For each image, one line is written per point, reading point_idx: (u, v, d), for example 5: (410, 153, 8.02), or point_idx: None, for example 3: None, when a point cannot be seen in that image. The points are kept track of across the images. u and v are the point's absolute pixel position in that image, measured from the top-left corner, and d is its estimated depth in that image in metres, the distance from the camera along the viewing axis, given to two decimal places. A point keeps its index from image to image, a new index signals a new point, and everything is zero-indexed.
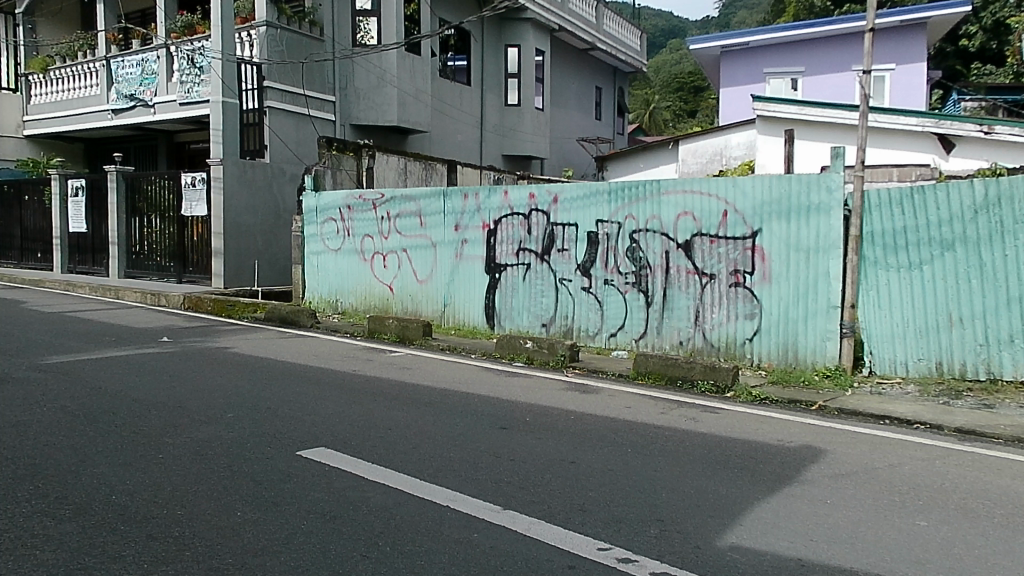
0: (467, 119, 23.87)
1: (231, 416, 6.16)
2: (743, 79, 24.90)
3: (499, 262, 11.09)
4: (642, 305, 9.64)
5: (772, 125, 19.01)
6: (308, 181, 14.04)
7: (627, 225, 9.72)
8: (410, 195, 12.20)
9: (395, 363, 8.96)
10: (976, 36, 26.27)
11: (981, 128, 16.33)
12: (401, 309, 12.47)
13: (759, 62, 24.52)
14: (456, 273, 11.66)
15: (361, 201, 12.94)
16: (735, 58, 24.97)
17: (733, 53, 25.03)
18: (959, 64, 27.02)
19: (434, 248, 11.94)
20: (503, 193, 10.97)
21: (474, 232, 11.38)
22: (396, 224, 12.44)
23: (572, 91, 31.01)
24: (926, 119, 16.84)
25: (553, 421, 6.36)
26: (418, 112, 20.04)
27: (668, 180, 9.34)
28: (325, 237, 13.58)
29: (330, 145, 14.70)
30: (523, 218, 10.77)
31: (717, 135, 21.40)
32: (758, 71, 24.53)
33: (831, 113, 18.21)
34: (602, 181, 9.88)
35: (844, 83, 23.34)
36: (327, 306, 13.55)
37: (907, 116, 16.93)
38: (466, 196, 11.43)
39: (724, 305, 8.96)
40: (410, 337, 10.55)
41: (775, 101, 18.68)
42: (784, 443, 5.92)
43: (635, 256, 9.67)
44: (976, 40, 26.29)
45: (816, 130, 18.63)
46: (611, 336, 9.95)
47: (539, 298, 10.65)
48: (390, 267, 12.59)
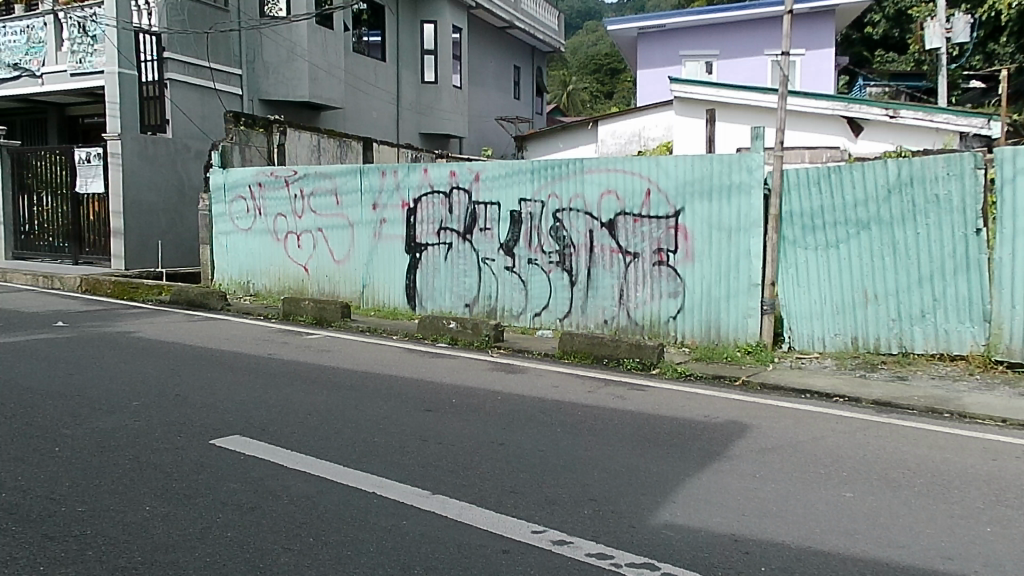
0: (383, 96, 23.30)
1: (134, 404, 5.72)
2: (660, 61, 25.10)
3: (420, 241, 10.81)
4: (567, 284, 9.56)
5: (689, 106, 19.34)
6: (216, 156, 13.35)
7: (550, 204, 9.59)
8: (325, 172, 11.74)
9: (312, 346, 8.59)
10: (880, 24, 27.32)
11: (887, 112, 17.06)
12: (318, 291, 12.04)
13: (675, 45, 24.81)
14: (375, 253, 11.31)
15: (273, 178, 12.39)
16: (652, 41, 25.12)
17: (649, 35, 25.23)
18: (864, 51, 28.24)
19: (351, 227, 11.55)
20: (422, 171, 10.67)
21: (393, 211, 11.04)
22: (311, 203, 11.97)
23: (490, 70, 30.74)
24: (836, 103, 17.37)
25: (480, 402, 6.17)
26: (331, 87, 19.43)
27: (591, 158, 9.24)
28: (235, 217, 12.97)
29: (238, 120, 13.82)
30: (444, 197, 10.50)
31: (634, 117, 21.57)
32: (674, 53, 24.82)
33: (744, 96, 18.52)
34: (524, 159, 9.71)
35: (756, 67, 23.90)
36: (239, 288, 12.96)
37: (818, 99, 17.44)
38: (384, 174, 11.07)
39: (648, 284, 8.97)
40: (328, 318, 10.17)
41: (692, 84, 18.92)
42: (711, 418, 5.92)
43: (559, 235, 9.56)
44: (881, 28, 27.32)
45: (730, 112, 19.00)
46: (535, 316, 9.84)
47: (462, 278, 10.43)
48: (306, 247, 12.12)
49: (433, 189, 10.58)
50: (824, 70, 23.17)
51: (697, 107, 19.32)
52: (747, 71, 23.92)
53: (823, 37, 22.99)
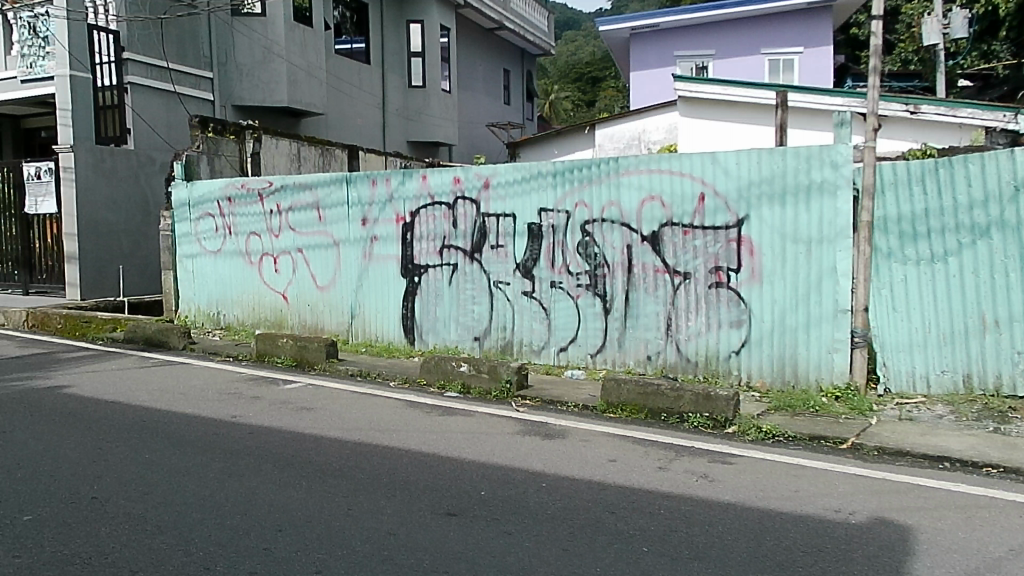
0: (369, 101, 21.58)
1: (29, 521, 3.96)
2: (654, 62, 23.49)
3: (418, 262, 9.10)
4: (600, 313, 7.89)
5: (694, 107, 17.70)
6: (178, 168, 11.56)
7: (578, 215, 7.91)
8: (304, 183, 10.03)
9: (289, 401, 6.85)
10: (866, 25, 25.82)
11: (907, 107, 15.36)
12: (298, 324, 10.29)
13: (670, 44, 23.17)
14: (365, 278, 9.58)
15: (244, 191, 10.66)
16: (645, 42, 23.47)
17: (642, 35, 23.55)
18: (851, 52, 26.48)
19: (336, 247, 9.82)
20: (420, 179, 8.98)
21: (386, 228, 9.32)
22: (288, 219, 10.24)
23: (480, 74, 29.08)
24: (853, 99, 15.53)
25: (520, 495, 4.46)
26: (312, 91, 17.69)
27: (628, 157, 7.58)
28: (201, 237, 11.20)
29: (205, 127, 12.06)
30: (446, 208, 8.79)
31: (632, 119, 19.86)
32: (668, 54, 23.18)
33: (754, 94, 16.84)
34: (545, 160, 8.04)
35: (751, 65, 22.27)
36: (208, 320, 11.20)
37: (832, 96, 15.64)
38: (375, 183, 9.36)
39: (703, 311, 7.31)
40: (311, 360, 8.42)
41: (699, 82, 17.25)
42: (845, 514, 4.23)
43: (589, 252, 7.88)
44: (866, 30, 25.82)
45: (739, 112, 17.37)
46: (561, 352, 8.15)
47: (469, 305, 8.72)
48: (283, 271, 10.37)
49: (434, 199, 8.87)
50: (825, 66, 21.72)
51: (703, 108, 17.70)
52: (744, 71, 22.25)
53: (822, 33, 21.56)
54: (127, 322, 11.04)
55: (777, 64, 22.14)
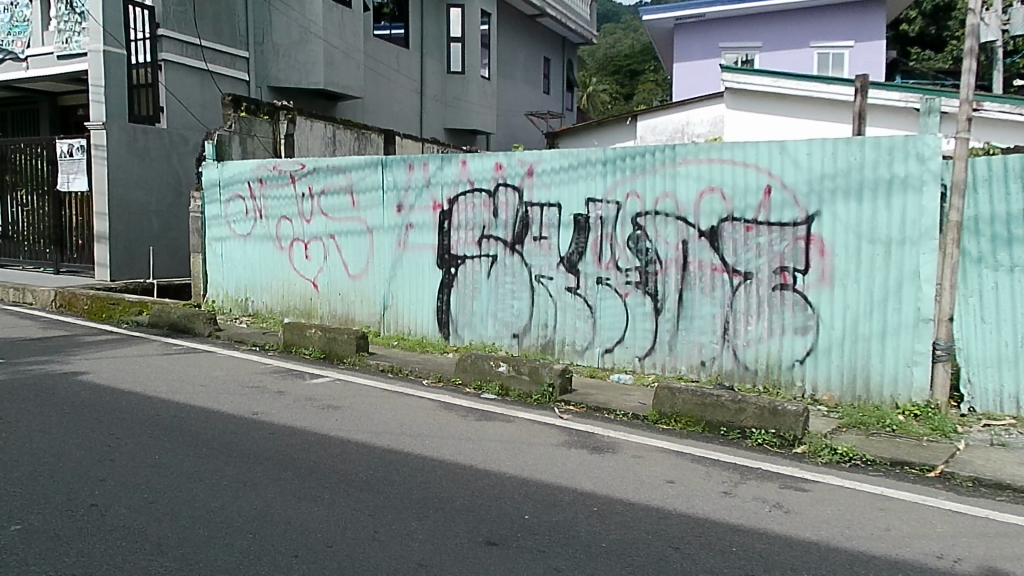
0: (407, 86, 21.11)
1: (20, 533, 3.53)
2: (698, 54, 22.61)
3: (456, 253, 8.58)
4: (650, 313, 7.31)
5: (742, 99, 16.87)
6: (209, 146, 11.14)
7: (629, 206, 7.33)
8: (338, 165, 9.55)
9: (315, 398, 6.39)
10: (916, 21, 24.73)
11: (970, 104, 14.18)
12: (328, 313, 9.85)
13: (715, 36, 22.15)
14: (398, 268, 9.10)
15: (275, 173, 10.23)
16: (690, 33, 22.64)
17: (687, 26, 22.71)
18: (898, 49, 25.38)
19: (370, 234, 9.33)
20: (460, 164, 8.44)
21: (423, 216, 8.81)
22: (320, 203, 9.78)
23: (520, 62, 28.50)
24: (912, 94, 14.24)
25: (568, 521, 3.94)
26: (349, 74, 17.27)
27: (687, 145, 6.97)
28: (232, 220, 10.81)
29: (238, 106, 11.67)
30: (487, 196, 8.26)
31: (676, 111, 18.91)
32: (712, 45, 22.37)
33: (805, 87, 15.96)
34: (595, 146, 7.47)
35: (800, 58, 21.30)
36: (236, 306, 10.81)
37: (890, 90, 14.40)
38: (412, 168, 8.85)
39: (765, 315, 6.70)
40: (340, 353, 7.95)
41: (748, 73, 16.43)
42: (947, 561, 3.65)
43: (640, 247, 7.30)
44: (917, 24, 24.73)
45: (787, 106, 16.51)
46: (606, 353, 7.60)
47: (509, 300, 8.20)
48: (314, 257, 9.93)
49: (474, 186, 8.34)
50: (876, 61, 20.70)
51: (751, 100, 16.85)
52: (791, 64, 21.31)
53: (874, 27, 20.59)
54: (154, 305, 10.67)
55: (826, 58, 21.15)
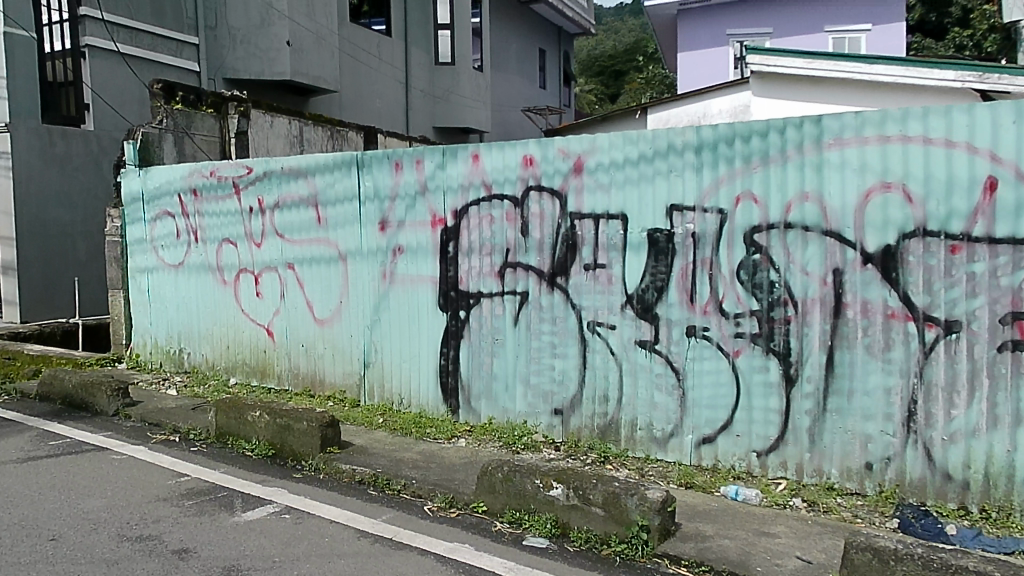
0: (390, 78, 18.38)
1: None
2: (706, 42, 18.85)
3: (465, 288, 5.91)
4: (777, 384, 4.71)
5: (772, 84, 11.90)
6: (130, 149, 8.25)
7: (740, 216, 4.74)
8: (297, 168, 6.84)
9: (239, 569, 3.65)
10: (914, 8, 20.84)
11: None
12: (287, 374, 7.14)
13: (723, 20, 18.52)
14: (384, 311, 6.42)
15: (212, 181, 7.47)
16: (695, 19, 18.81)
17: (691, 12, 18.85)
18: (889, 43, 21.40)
19: (343, 263, 6.63)
20: (471, 159, 5.80)
21: (417, 237, 6.14)
22: (273, 219, 7.06)
23: (513, 53, 25.85)
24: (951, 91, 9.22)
25: None
26: (320, 62, 14.53)
27: (841, 116, 4.37)
28: (159, 244, 7.95)
29: (170, 95, 8.82)
30: (511, 205, 5.63)
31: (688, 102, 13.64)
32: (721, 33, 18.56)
33: (847, 67, 11.05)
34: (683, 125, 4.88)
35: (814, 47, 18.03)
36: (168, 361, 8.04)
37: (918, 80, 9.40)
38: (401, 168, 6.17)
39: (985, 393, 4.10)
40: (298, 451, 5.27)
41: (777, 52, 11.48)
42: None
43: (759, 280, 4.71)
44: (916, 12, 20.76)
45: (829, 92, 11.58)
46: (705, 443, 5.00)
47: (550, 359, 5.55)
48: (267, 296, 7.21)
49: (492, 190, 5.71)
50: (897, 48, 17.36)
51: (783, 85, 11.90)
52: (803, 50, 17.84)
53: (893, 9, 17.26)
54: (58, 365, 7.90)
55: (841, 43, 17.73)
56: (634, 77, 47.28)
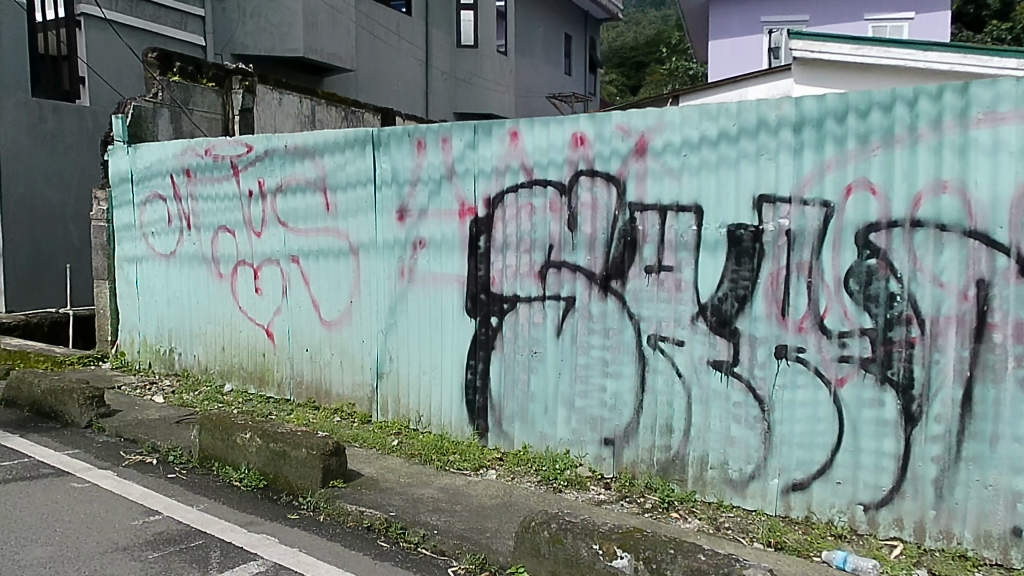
0: (409, 59, 17.41)
1: None
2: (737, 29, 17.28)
3: (499, 290, 4.98)
4: (894, 422, 3.78)
5: (815, 72, 10.26)
6: (118, 122, 7.40)
7: (851, 211, 3.81)
8: (303, 146, 5.91)
9: None
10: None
11: None
12: (288, 382, 6.23)
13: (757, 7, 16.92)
14: (401, 315, 5.49)
15: (209, 160, 6.55)
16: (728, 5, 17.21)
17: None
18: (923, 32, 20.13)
19: (355, 257, 5.70)
20: (507, 136, 4.85)
21: (442, 229, 5.20)
22: (275, 205, 6.14)
23: (539, 37, 24.78)
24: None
25: None
26: (335, 40, 13.59)
27: (996, 85, 3.44)
28: (149, 231, 7.06)
29: (168, 66, 7.82)
30: (556, 193, 4.69)
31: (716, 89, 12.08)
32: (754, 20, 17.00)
33: (900, 55, 9.38)
34: (777, 97, 3.97)
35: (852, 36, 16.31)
36: (158, 362, 7.11)
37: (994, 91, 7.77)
38: (424, 148, 5.24)
39: None
40: (296, 485, 4.37)
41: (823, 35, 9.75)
42: None
43: (873, 292, 3.79)
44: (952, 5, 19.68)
45: (883, 81, 9.91)
46: (796, 489, 4.06)
47: (599, 379, 4.63)
48: (266, 293, 6.29)
49: (533, 174, 4.77)
50: (942, 37, 15.50)
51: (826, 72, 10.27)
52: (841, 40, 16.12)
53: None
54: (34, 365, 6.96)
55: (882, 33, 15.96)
56: (654, 67, 46.05)
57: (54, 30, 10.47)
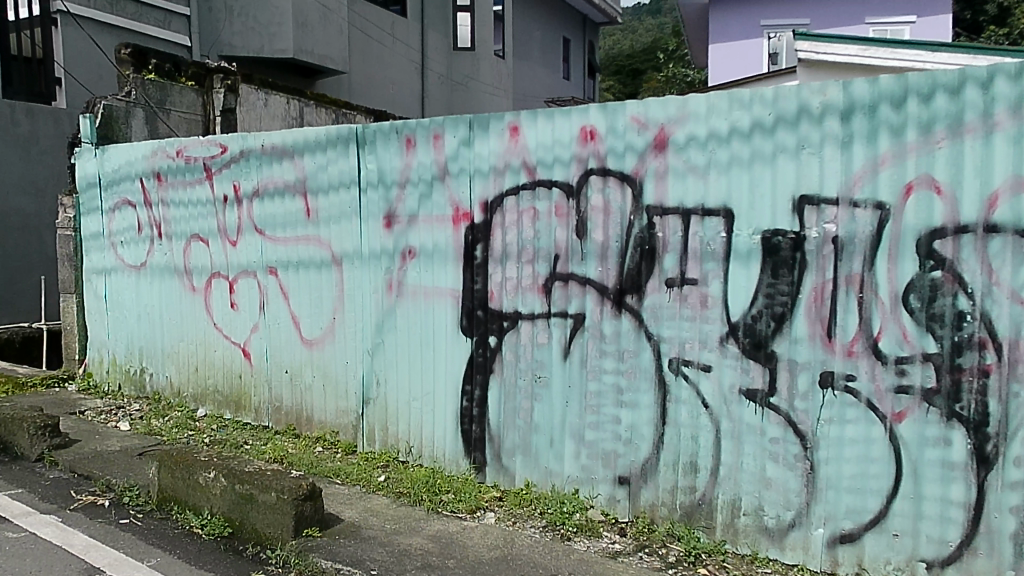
0: (405, 62, 16.88)
1: None
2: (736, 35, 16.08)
3: (497, 307, 4.40)
4: (963, 465, 3.19)
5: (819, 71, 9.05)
6: (86, 122, 6.71)
7: (911, 214, 3.23)
8: (281, 145, 5.30)
9: None
10: None
11: None
12: (266, 406, 5.63)
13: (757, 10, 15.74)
14: (389, 333, 4.90)
15: (180, 161, 5.94)
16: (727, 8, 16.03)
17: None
18: None
19: (338, 268, 5.10)
20: (507, 132, 4.28)
21: (434, 237, 4.61)
22: (252, 211, 5.53)
23: (537, 40, 24.26)
24: None
25: None
26: (327, 41, 13.09)
27: None
28: (118, 240, 6.44)
29: (142, 64, 7.28)
30: (563, 195, 4.12)
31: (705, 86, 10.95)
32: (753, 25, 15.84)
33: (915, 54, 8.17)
34: (822, 80, 3.40)
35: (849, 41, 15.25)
36: (128, 383, 6.50)
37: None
38: (414, 146, 4.66)
39: None
40: (265, 534, 3.79)
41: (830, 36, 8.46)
42: None
43: (937, 309, 3.21)
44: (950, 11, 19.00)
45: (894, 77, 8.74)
46: (843, 541, 3.48)
47: (612, 410, 4.05)
48: (242, 308, 5.69)
49: (537, 174, 4.20)
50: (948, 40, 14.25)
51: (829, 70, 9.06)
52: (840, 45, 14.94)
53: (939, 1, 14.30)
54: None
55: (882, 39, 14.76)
56: (650, 73, 45.56)
57: (26, 31, 9.64)
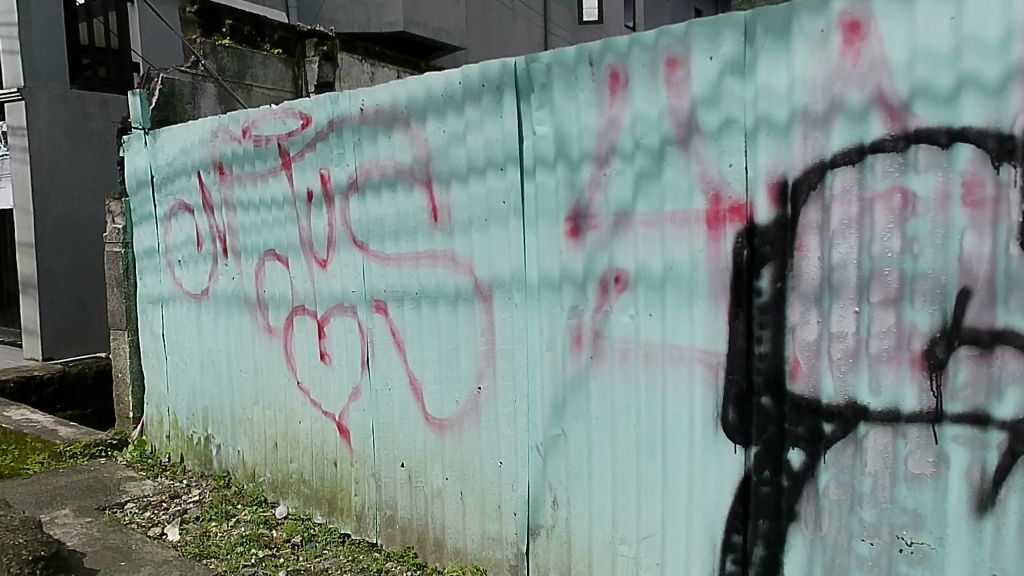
0: (528, 39, 14.92)
1: None
2: None
3: (810, 392, 2.20)
4: None
5: None
6: (136, 101, 4.75)
7: None
8: (389, 107, 3.27)
9: None
10: None
11: None
12: (371, 514, 3.64)
13: None
14: (578, 423, 2.78)
15: (247, 142, 4.03)
16: None
17: None
18: None
19: (485, 305, 3.02)
20: (837, 35, 2.07)
21: (668, 253, 2.46)
22: (348, 214, 3.55)
23: (667, 14, 21.78)
24: None
25: None
26: (441, 12, 11.37)
27: None
28: (175, 259, 4.64)
29: (213, 25, 5.60)
30: (986, 160, 1.88)
31: None
32: None
33: None
34: None
35: None
36: (192, 456, 4.69)
37: None
38: (625, 86, 2.51)
39: None
40: None
41: None
42: None
43: None
44: None
45: None
46: None
47: None
48: (336, 361, 3.71)
49: (912, 119, 1.98)
50: None
51: None
52: None
53: None
54: (21, 468, 4.68)
55: None
56: None
57: (99, 15, 8.29)
